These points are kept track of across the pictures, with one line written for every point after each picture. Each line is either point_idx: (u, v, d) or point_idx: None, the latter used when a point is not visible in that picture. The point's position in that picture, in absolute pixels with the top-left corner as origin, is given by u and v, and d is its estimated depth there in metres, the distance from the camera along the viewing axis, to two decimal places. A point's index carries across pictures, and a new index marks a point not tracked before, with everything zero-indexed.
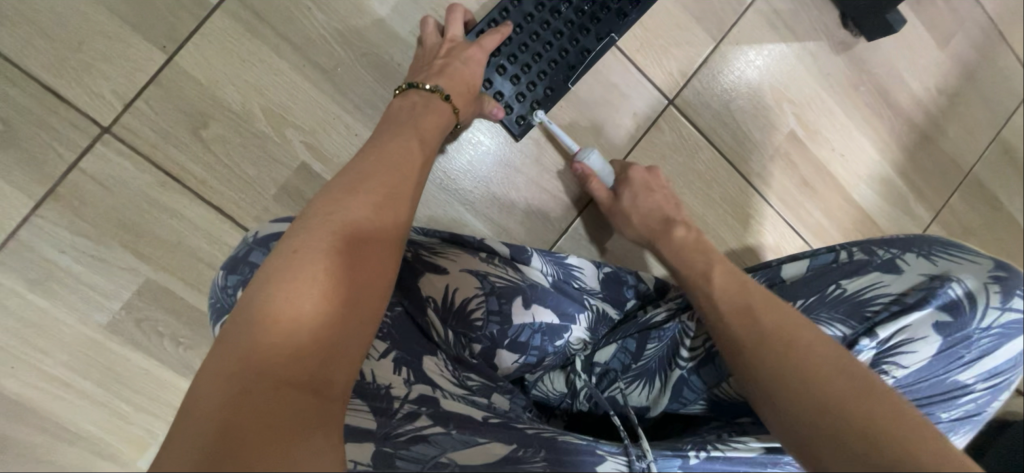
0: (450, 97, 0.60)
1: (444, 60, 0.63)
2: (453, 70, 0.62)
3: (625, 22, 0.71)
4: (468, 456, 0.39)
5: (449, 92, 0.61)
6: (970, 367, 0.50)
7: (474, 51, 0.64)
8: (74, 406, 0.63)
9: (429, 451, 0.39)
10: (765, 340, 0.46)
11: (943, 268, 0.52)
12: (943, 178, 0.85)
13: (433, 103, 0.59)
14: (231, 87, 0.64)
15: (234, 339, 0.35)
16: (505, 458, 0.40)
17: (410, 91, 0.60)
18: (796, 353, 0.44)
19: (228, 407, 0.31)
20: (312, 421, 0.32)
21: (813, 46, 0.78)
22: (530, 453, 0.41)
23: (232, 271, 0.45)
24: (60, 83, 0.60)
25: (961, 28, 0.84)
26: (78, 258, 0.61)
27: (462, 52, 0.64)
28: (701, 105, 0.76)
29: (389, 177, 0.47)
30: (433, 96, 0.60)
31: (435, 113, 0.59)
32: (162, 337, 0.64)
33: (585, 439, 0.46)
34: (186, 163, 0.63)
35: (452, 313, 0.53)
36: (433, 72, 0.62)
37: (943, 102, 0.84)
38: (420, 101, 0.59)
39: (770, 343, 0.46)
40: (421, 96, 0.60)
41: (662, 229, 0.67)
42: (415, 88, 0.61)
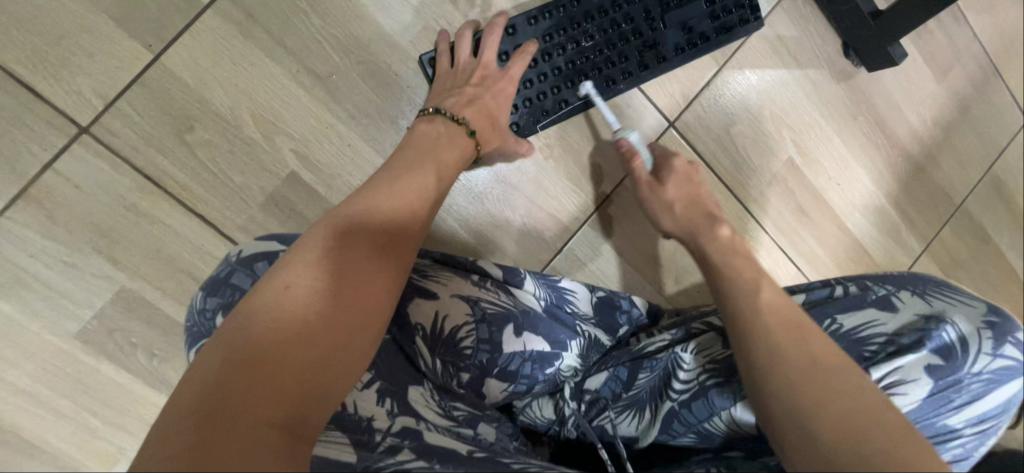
0: (474, 133, 0.61)
1: (475, 88, 0.63)
2: (481, 102, 0.63)
3: (611, 89, 0.69)
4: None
5: (475, 126, 0.62)
6: (960, 412, 0.48)
7: (504, 81, 0.64)
8: (39, 417, 0.62)
9: None
10: (783, 377, 0.42)
11: (938, 309, 0.51)
12: (934, 210, 0.86)
13: (456, 136, 0.60)
14: (220, 91, 0.61)
15: (234, 336, 0.38)
16: None
17: (437, 117, 0.60)
18: (830, 391, 0.40)
19: (220, 395, 0.34)
20: (293, 409, 0.34)
21: (815, 75, 0.78)
22: None
23: (212, 293, 0.45)
24: (38, 80, 0.57)
25: (959, 63, 0.85)
26: (49, 264, 0.59)
27: (494, 81, 0.64)
28: (701, 129, 0.75)
29: (392, 191, 0.51)
30: (458, 127, 0.60)
31: (456, 146, 0.59)
32: (136, 349, 0.63)
33: None
34: (169, 168, 0.61)
35: (441, 341, 0.53)
36: (461, 100, 0.62)
37: (939, 135, 0.85)
38: (445, 132, 0.59)
39: (793, 380, 0.41)
40: (447, 125, 0.60)
41: (704, 224, 0.59)
42: (442, 115, 0.61)
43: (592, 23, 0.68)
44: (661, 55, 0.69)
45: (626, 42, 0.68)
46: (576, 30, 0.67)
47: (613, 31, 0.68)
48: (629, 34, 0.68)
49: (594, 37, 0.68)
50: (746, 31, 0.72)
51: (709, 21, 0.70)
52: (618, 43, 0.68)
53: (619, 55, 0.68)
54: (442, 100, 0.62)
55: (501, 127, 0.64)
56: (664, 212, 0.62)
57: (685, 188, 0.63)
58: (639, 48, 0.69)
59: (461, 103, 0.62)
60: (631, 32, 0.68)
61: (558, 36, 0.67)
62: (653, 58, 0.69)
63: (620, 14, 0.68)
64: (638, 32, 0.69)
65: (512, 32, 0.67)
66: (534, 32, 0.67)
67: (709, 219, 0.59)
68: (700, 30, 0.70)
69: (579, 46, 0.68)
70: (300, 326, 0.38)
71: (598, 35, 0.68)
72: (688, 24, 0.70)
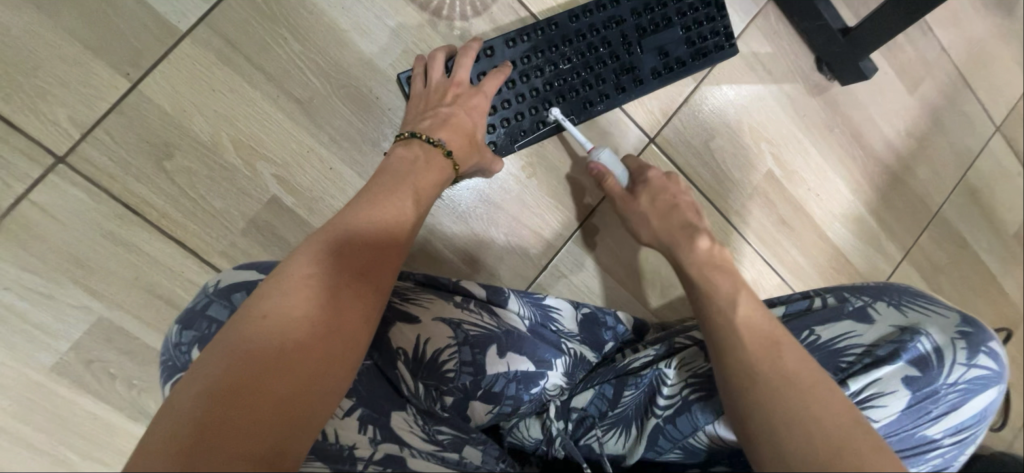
0: (451, 153, 0.61)
1: (449, 107, 0.63)
2: (457, 121, 0.62)
3: (589, 110, 0.70)
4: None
5: (451, 146, 0.61)
6: (937, 423, 0.48)
7: (479, 99, 0.64)
8: (12, 452, 0.61)
9: None
10: (743, 385, 0.43)
11: (913, 320, 0.51)
12: (912, 216, 0.87)
13: (434, 158, 0.60)
14: (198, 117, 0.61)
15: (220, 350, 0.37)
16: None
17: (412, 141, 0.60)
18: (789, 393, 0.42)
19: (206, 411, 0.33)
20: (283, 428, 0.34)
21: (790, 88, 0.80)
22: None
23: (188, 326, 0.44)
24: (14, 111, 0.57)
25: (929, 74, 0.87)
26: (22, 295, 0.59)
27: (468, 99, 0.64)
28: (681, 144, 0.76)
29: (384, 208, 0.52)
30: (435, 149, 0.60)
31: (435, 168, 0.59)
32: (114, 379, 0.62)
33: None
34: (147, 195, 0.60)
35: (423, 366, 0.51)
36: (436, 122, 0.62)
37: (913, 144, 0.87)
38: (422, 155, 0.59)
39: (751, 387, 0.43)
40: (423, 148, 0.60)
41: (683, 235, 0.63)
42: (418, 139, 0.60)
43: (570, 46, 0.69)
44: (638, 78, 0.71)
45: (603, 65, 0.70)
46: (553, 53, 0.68)
47: (591, 55, 0.69)
48: (606, 57, 0.70)
49: (572, 60, 0.69)
50: (723, 57, 0.73)
51: (685, 47, 0.72)
52: (595, 66, 0.69)
53: (596, 77, 0.69)
54: (417, 124, 0.62)
55: (478, 144, 0.64)
56: (643, 224, 0.66)
57: (661, 201, 0.66)
58: (616, 71, 0.70)
59: (437, 124, 0.62)
60: (608, 56, 0.70)
61: (535, 58, 0.68)
62: (630, 81, 0.71)
63: (597, 38, 0.69)
64: (615, 56, 0.70)
65: (490, 53, 0.67)
66: (512, 54, 0.68)
67: (686, 230, 0.63)
68: (677, 55, 0.72)
69: (557, 69, 0.69)
70: (289, 343, 0.38)
71: (575, 57, 0.69)
72: (664, 49, 0.71)
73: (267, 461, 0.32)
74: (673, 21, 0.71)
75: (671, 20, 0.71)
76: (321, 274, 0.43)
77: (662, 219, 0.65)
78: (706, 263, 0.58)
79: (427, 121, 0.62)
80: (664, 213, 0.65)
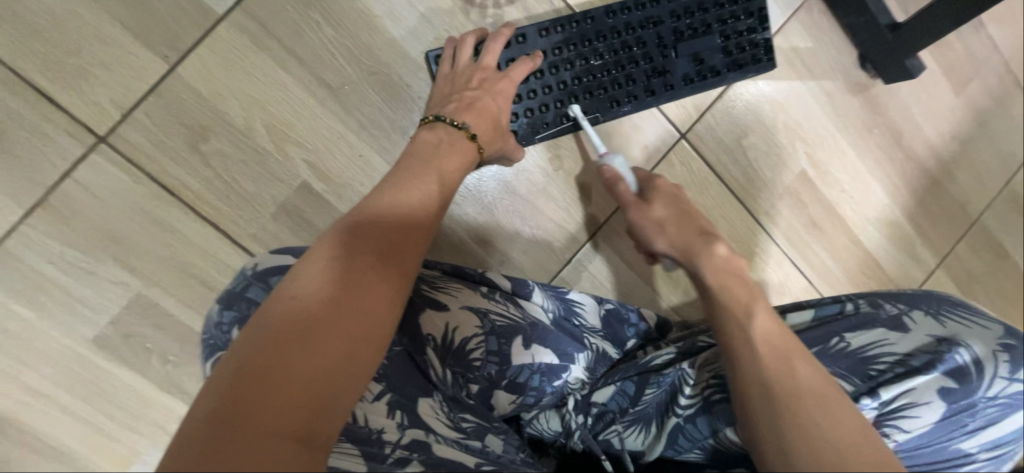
0: (476, 137, 0.60)
1: (475, 91, 0.62)
2: (482, 105, 0.61)
3: (614, 109, 0.68)
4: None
5: (476, 130, 0.60)
6: (973, 436, 0.47)
7: (505, 84, 0.64)
8: (55, 419, 0.64)
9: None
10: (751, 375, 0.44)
11: (952, 331, 0.49)
12: (950, 222, 0.84)
13: (459, 142, 0.59)
14: (233, 101, 0.62)
15: (251, 332, 0.37)
16: None
17: (437, 124, 0.59)
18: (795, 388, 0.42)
19: (235, 395, 0.33)
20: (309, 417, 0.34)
21: (829, 86, 0.77)
22: None
23: (228, 306, 0.46)
24: (57, 90, 0.59)
25: (979, 75, 0.83)
26: (65, 270, 0.61)
27: (494, 84, 0.63)
28: (712, 140, 0.74)
29: (408, 194, 0.50)
30: (459, 132, 0.59)
31: (458, 151, 0.58)
32: (150, 354, 0.64)
33: None
34: (182, 177, 0.62)
35: (451, 352, 0.52)
36: (461, 105, 0.61)
37: (955, 148, 0.83)
38: (446, 139, 0.58)
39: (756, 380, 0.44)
40: (447, 132, 0.59)
41: (700, 241, 0.58)
42: (443, 122, 0.60)
43: (603, 42, 0.67)
44: (668, 82, 0.69)
45: (635, 65, 0.68)
46: (586, 47, 0.67)
47: (623, 53, 0.68)
48: (638, 57, 0.68)
49: (603, 56, 0.68)
50: (758, 70, 0.71)
51: (722, 55, 0.70)
52: (627, 66, 0.68)
53: (626, 77, 0.68)
54: (443, 107, 0.61)
55: (503, 130, 0.63)
56: (657, 233, 0.61)
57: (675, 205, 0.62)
58: (648, 73, 0.68)
59: (462, 108, 0.61)
60: (642, 56, 0.68)
61: (567, 50, 0.67)
62: (661, 85, 0.69)
63: (631, 37, 0.68)
64: (648, 58, 0.68)
65: (522, 41, 0.66)
66: (544, 44, 0.67)
67: (703, 235, 0.58)
68: (712, 63, 0.70)
69: (587, 64, 0.67)
70: (314, 329, 0.37)
71: (608, 54, 0.68)
72: (700, 56, 0.69)
73: (297, 439, 0.33)
74: (712, 28, 0.69)
75: (710, 27, 0.69)
76: (346, 260, 0.42)
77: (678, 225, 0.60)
78: (726, 270, 0.54)
79: (452, 105, 0.61)
80: (680, 219, 0.60)
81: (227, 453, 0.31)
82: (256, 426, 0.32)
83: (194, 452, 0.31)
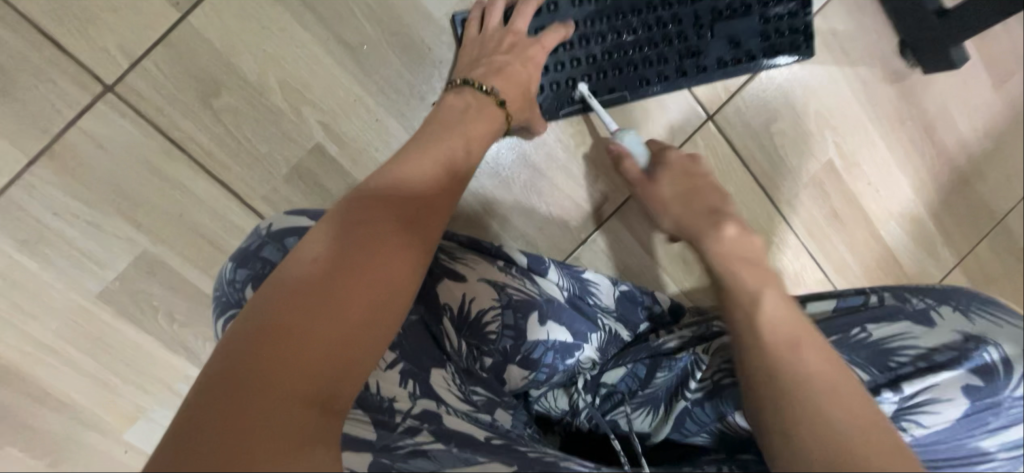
0: (505, 103, 0.57)
1: (504, 57, 0.59)
2: (512, 71, 0.59)
3: (643, 89, 0.66)
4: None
5: (505, 96, 0.58)
6: (994, 435, 0.46)
7: (535, 50, 0.61)
8: (61, 373, 0.63)
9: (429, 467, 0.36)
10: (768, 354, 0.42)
11: (981, 329, 0.48)
12: (973, 222, 0.82)
13: (487, 108, 0.56)
14: (248, 55, 0.59)
15: (264, 298, 0.36)
16: None
17: (465, 89, 0.57)
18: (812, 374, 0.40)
19: (245, 360, 0.32)
20: (322, 385, 0.33)
21: (866, 73, 0.74)
22: None
23: (242, 264, 0.44)
24: (64, 33, 0.56)
25: (1021, 70, 0.80)
26: (72, 222, 0.59)
27: (524, 49, 0.60)
28: (741, 124, 0.72)
29: (426, 161, 0.48)
30: (489, 98, 0.57)
31: (486, 117, 0.56)
32: (156, 312, 0.64)
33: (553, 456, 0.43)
34: (193, 132, 0.60)
35: (467, 324, 0.52)
36: (490, 70, 0.58)
37: (988, 145, 0.80)
38: (475, 104, 0.56)
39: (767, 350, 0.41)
40: (475, 97, 0.57)
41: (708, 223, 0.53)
42: (471, 87, 0.57)
43: (638, 16, 0.64)
44: (701, 64, 0.66)
45: (668, 43, 0.65)
46: (620, 21, 0.64)
47: (658, 30, 0.65)
48: (673, 36, 0.65)
49: (637, 32, 0.64)
50: (795, 57, 0.68)
51: (759, 39, 0.67)
52: (660, 44, 0.65)
53: (658, 56, 0.65)
54: (468, 71, 0.59)
55: (530, 100, 0.61)
56: (663, 212, 0.58)
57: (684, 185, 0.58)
58: (681, 53, 0.65)
59: (490, 73, 0.58)
60: (676, 34, 0.65)
61: (599, 23, 0.64)
62: (693, 66, 0.66)
63: (667, 13, 0.65)
64: (682, 37, 0.65)
65: (554, 9, 0.63)
66: (576, 14, 0.64)
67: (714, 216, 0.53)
68: (748, 46, 0.66)
69: (620, 38, 0.64)
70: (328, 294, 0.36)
71: (642, 29, 0.64)
72: (737, 39, 0.66)
73: (313, 403, 0.32)
74: (752, 9, 0.66)
75: (750, 8, 0.66)
76: (363, 225, 0.40)
77: (685, 204, 0.56)
78: (732, 255, 0.49)
79: (480, 69, 0.59)
80: (686, 198, 0.56)
81: (239, 417, 0.30)
82: (269, 388, 0.31)
83: (205, 416, 0.30)
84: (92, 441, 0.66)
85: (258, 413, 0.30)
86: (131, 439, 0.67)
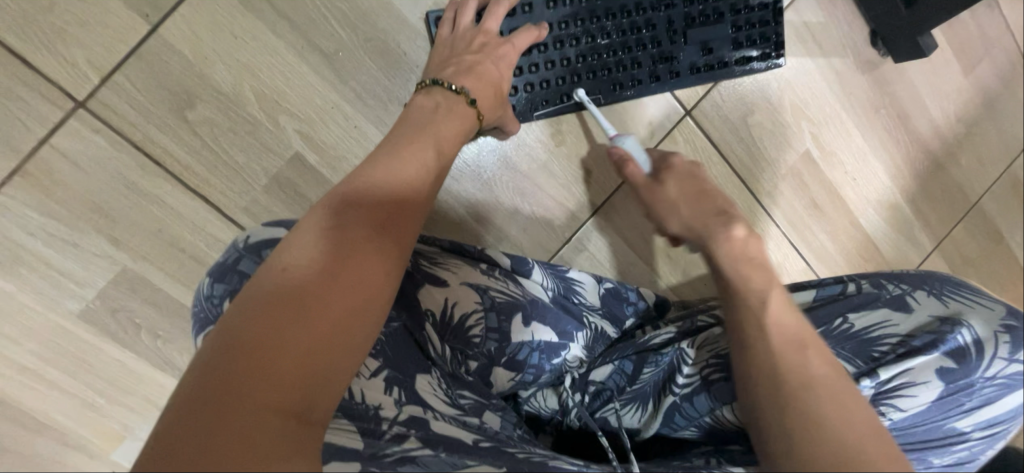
0: (476, 102, 0.57)
1: (475, 55, 0.59)
2: (483, 70, 0.59)
3: (617, 93, 0.66)
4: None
5: (476, 95, 0.58)
6: (969, 416, 0.47)
7: (507, 49, 0.61)
8: (44, 395, 0.62)
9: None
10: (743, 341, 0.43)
11: (955, 311, 0.49)
12: (949, 206, 0.84)
13: (457, 107, 0.56)
14: (220, 65, 0.59)
15: (237, 312, 0.35)
16: None
17: (434, 89, 0.57)
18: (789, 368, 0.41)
19: (219, 375, 0.32)
20: (300, 397, 0.33)
21: (839, 63, 0.75)
22: None
23: (219, 279, 0.44)
24: (31, 50, 0.55)
25: (989, 56, 0.82)
26: (48, 242, 0.58)
27: (495, 48, 0.60)
28: (719, 119, 0.73)
29: (399, 165, 0.48)
30: (458, 97, 0.57)
31: (457, 117, 0.56)
32: (139, 329, 0.63)
33: (542, 455, 0.44)
34: (168, 146, 0.59)
35: (450, 329, 0.52)
36: (461, 69, 0.58)
37: (960, 130, 0.82)
38: (445, 103, 0.56)
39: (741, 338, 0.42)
40: (445, 96, 0.57)
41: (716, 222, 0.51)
42: (440, 86, 0.57)
43: (612, 20, 0.65)
44: (674, 70, 0.67)
45: (642, 48, 0.66)
46: (594, 24, 0.64)
47: (632, 35, 0.65)
48: (646, 40, 0.66)
49: (611, 36, 0.65)
50: (765, 65, 0.69)
51: (731, 46, 0.67)
52: (633, 48, 0.66)
53: (632, 60, 0.66)
54: (441, 72, 0.59)
55: (503, 98, 0.61)
56: (670, 213, 0.54)
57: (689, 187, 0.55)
58: (654, 57, 0.66)
59: (460, 72, 0.58)
60: (650, 39, 0.66)
61: (574, 25, 0.64)
62: (666, 71, 0.67)
63: (641, 18, 0.65)
64: (656, 42, 0.66)
65: (528, 10, 0.64)
66: (551, 16, 0.64)
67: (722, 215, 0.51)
68: (720, 53, 0.67)
69: (593, 42, 0.65)
70: (303, 306, 0.36)
71: (616, 33, 0.65)
72: (709, 44, 0.67)
73: (292, 415, 0.32)
74: (725, 16, 0.67)
75: (722, 15, 0.67)
76: (337, 233, 0.40)
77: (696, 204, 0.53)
78: (708, 247, 0.49)
79: (451, 69, 0.59)
80: (697, 199, 0.53)
81: (215, 434, 0.30)
82: (246, 403, 0.31)
83: (181, 435, 0.30)
84: (78, 462, 0.66)
85: (235, 429, 0.30)
86: (119, 458, 0.66)
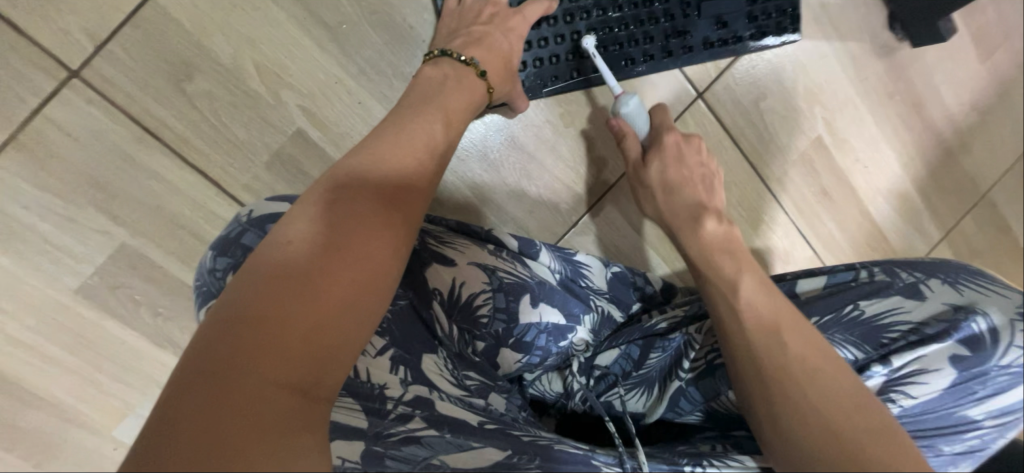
0: (485, 74, 0.56)
1: (484, 26, 0.58)
2: (493, 42, 0.57)
3: (628, 69, 0.65)
4: (460, 459, 0.36)
5: (486, 67, 0.56)
6: (980, 403, 0.47)
7: (517, 21, 0.59)
8: (42, 372, 0.62)
9: (420, 452, 0.35)
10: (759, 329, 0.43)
11: (970, 299, 0.48)
12: (959, 196, 0.83)
13: (467, 79, 0.55)
14: (220, 36, 0.57)
15: (238, 288, 0.34)
16: (499, 463, 0.36)
17: (442, 59, 0.55)
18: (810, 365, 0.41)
19: (222, 350, 0.31)
20: (304, 372, 0.32)
21: (855, 47, 0.73)
22: (524, 460, 0.38)
23: (222, 253, 0.43)
24: (23, 17, 0.53)
25: (1007, 42, 0.80)
26: (44, 216, 0.57)
27: (505, 20, 0.59)
28: (730, 102, 0.71)
29: (402, 136, 0.46)
30: (467, 68, 0.55)
31: (465, 88, 0.54)
32: (139, 307, 0.62)
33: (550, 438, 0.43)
34: (167, 119, 0.57)
35: (458, 308, 0.51)
36: (470, 40, 0.57)
37: (974, 119, 0.81)
38: (453, 74, 0.54)
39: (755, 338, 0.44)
40: (454, 67, 0.55)
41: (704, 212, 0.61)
42: (448, 57, 0.56)
43: None
44: (687, 44, 0.65)
45: (655, 22, 0.64)
46: None
47: (644, 8, 0.64)
48: (658, 14, 0.64)
49: (623, 8, 0.63)
50: (780, 38, 0.67)
51: (747, 21, 0.66)
52: (645, 22, 0.64)
53: (644, 34, 0.64)
54: (448, 43, 0.57)
55: (512, 72, 0.59)
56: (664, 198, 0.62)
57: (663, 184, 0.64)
58: (667, 32, 0.64)
59: (469, 43, 0.57)
60: (662, 13, 0.64)
61: None
62: (679, 45, 0.65)
63: None
64: (669, 15, 0.64)
65: None
66: None
67: (684, 214, 0.61)
68: (734, 27, 0.66)
69: (604, 15, 0.63)
70: (306, 279, 0.35)
71: (627, 7, 0.63)
72: (724, 18, 0.65)
73: (297, 389, 0.31)
74: None
75: None
76: (340, 206, 0.39)
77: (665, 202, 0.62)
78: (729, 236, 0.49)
79: (459, 40, 0.57)
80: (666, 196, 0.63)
81: (219, 407, 0.29)
82: (248, 378, 0.30)
83: (183, 410, 0.29)
84: (80, 440, 0.65)
85: (239, 402, 0.29)
86: (120, 435, 0.66)
